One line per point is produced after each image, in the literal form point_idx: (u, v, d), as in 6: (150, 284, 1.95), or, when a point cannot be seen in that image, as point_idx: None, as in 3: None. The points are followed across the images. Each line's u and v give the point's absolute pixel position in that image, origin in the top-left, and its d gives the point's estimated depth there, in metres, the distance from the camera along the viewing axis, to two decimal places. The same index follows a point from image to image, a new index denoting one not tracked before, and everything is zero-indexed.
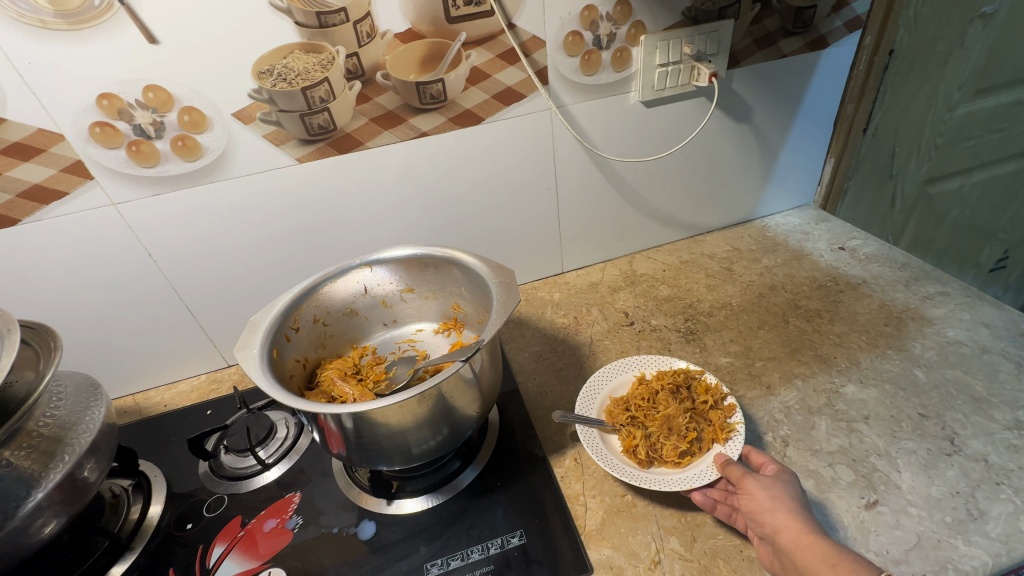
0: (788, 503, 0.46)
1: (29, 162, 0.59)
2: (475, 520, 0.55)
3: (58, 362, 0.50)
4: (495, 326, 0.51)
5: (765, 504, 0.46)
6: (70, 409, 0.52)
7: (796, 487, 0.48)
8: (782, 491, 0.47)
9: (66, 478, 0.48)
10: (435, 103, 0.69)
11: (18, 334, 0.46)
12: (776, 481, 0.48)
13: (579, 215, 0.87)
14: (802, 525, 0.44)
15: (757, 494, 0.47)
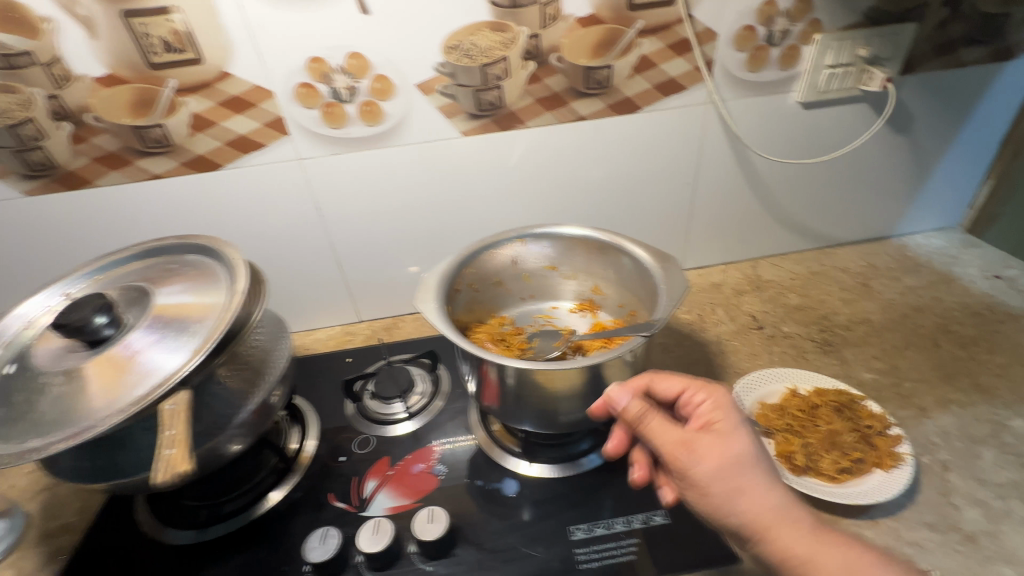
0: (763, 485, 0.41)
1: (241, 115, 0.66)
2: (616, 494, 0.56)
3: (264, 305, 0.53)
4: (668, 309, 0.52)
5: (705, 455, 0.43)
6: (269, 341, 0.57)
7: (754, 450, 0.43)
8: (730, 440, 0.43)
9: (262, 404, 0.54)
10: (599, 88, 0.70)
11: (247, 269, 0.52)
12: (724, 430, 0.44)
13: (712, 214, 0.86)
14: (752, 477, 0.41)
15: (682, 440, 0.44)
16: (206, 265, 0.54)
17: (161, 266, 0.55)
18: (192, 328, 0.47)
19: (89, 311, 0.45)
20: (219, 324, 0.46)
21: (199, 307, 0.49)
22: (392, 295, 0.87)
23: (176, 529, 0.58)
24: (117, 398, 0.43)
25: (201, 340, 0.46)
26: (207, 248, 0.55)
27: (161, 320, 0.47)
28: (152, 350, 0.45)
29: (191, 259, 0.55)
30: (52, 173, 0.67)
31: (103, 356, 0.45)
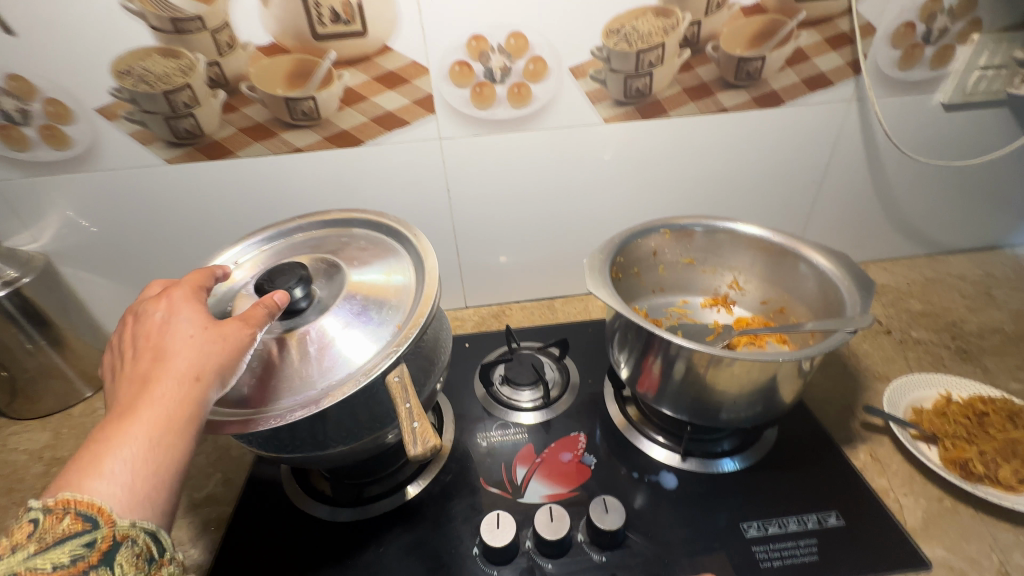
0: None
1: (393, 91, 0.65)
2: (782, 494, 0.55)
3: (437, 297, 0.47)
4: (859, 301, 0.51)
5: None
6: (443, 328, 0.54)
7: None
8: None
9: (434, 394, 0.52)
10: (748, 80, 0.69)
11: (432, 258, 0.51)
12: None
13: (832, 215, 0.85)
14: None
15: None
16: (381, 245, 0.54)
17: (334, 240, 0.55)
18: (389, 307, 0.48)
19: (288, 282, 0.45)
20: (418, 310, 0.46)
21: (386, 288, 0.49)
22: (502, 283, 0.86)
23: (318, 502, 0.58)
24: (327, 370, 0.44)
25: (399, 325, 0.46)
26: (377, 224, 0.56)
27: (353, 297, 0.47)
28: (351, 328, 0.46)
29: (359, 235, 0.56)
30: (197, 141, 0.66)
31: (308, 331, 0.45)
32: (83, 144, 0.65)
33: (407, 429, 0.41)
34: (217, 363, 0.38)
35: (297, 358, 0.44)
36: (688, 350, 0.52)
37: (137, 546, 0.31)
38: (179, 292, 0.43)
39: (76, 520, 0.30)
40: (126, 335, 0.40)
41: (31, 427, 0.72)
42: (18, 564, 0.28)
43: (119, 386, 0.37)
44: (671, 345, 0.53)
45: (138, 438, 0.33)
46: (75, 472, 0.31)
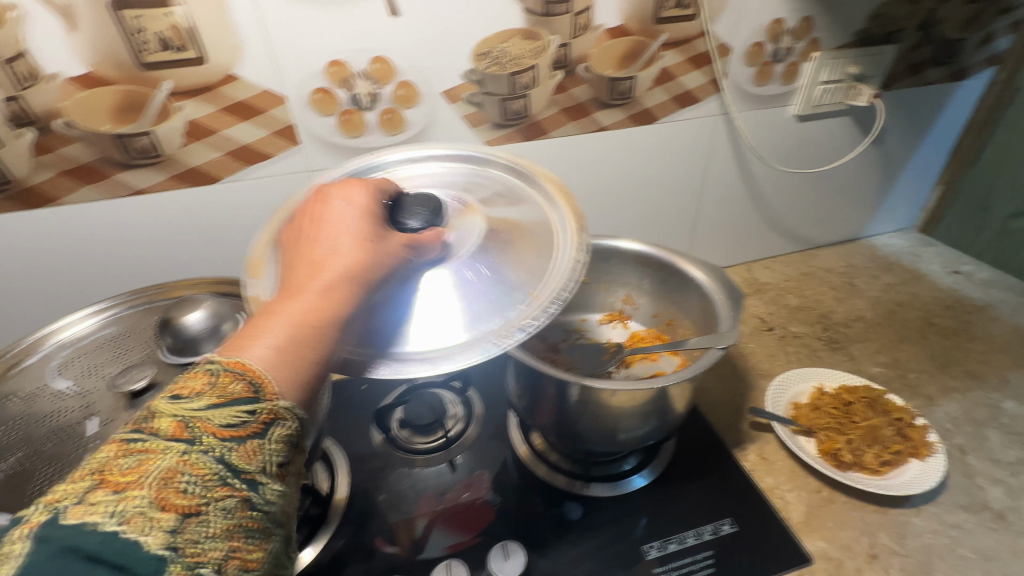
0: None
1: (247, 123, 0.59)
2: (680, 508, 0.56)
3: None
4: (734, 310, 0.54)
5: None
6: None
7: None
8: None
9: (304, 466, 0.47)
10: (621, 99, 0.71)
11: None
12: None
13: (714, 221, 0.90)
14: None
15: None
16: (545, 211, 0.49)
17: (504, 200, 0.50)
18: (483, 256, 0.45)
19: (417, 217, 0.43)
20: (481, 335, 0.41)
21: (536, 272, 0.44)
22: None
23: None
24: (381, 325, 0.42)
25: (533, 297, 0.42)
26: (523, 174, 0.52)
27: (485, 265, 0.44)
28: (458, 289, 0.43)
29: (528, 199, 0.50)
30: (7, 188, 0.56)
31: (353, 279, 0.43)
32: None
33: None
34: (379, 266, 0.39)
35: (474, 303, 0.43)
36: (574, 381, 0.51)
37: (288, 428, 0.32)
38: (360, 185, 0.44)
39: (249, 383, 0.31)
40: (309, 209, 0.43)
41: None
42: (192, 411, 0.29)
43: (294, 263, 0.39)
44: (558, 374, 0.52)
45: (277, 313, 0.35)
46: (241, 337, 0.33)
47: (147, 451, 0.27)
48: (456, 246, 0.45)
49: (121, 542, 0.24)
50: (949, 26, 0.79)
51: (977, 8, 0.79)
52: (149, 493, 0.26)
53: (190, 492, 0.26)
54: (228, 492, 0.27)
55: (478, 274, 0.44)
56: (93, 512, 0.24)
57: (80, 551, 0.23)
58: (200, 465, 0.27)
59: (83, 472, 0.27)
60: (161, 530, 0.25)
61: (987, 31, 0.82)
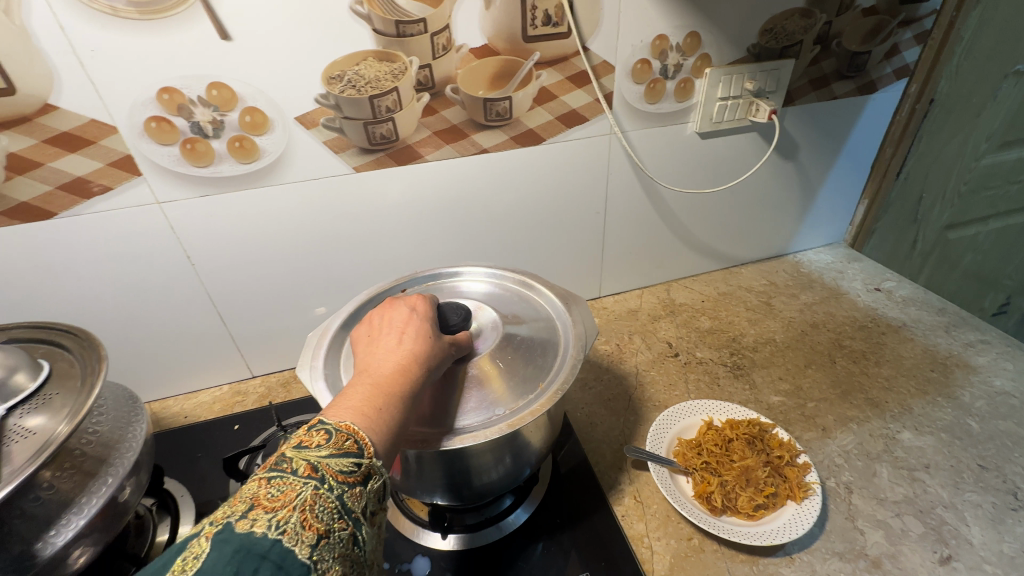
0: None
1: (76, 154, 0.55)
2: (538, 560, 0.52)
3: (104, 375, 0.46)
4: (534, 335, 0.53)
5: None
6: (122, 423, 0.50)
7: None
8: None
9: (73, 542, 0.42)
10: (500, 120, 0.67)
11: (107, 376, 0.46)
12: None
13: (623, 242, 0.86)
14: None
15: None
16: (547, 310, 0.56)
17: (522, 306, 0.56)
18: (539, 352, 0.51)
19: (454, 316, 0.50)
20: (519, 408, 0.46)
21: (542, 363, 0.50)
22: (289, 345, 0.78)
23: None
24: (512, 398, 0.47)
25: (541, 387, 0.48)
26: (528, 283, 0.59)
27: (506, 356, 0.50)
28: (506, 375, 0.49)
29: (543, 308, 0.56)
30: None
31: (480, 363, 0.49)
32: None
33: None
34: (442, 359, 0.45)
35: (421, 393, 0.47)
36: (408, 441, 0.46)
37: (379, 483, 0.35)
38: (422, 296, 0.51)
39: (356, 442, 0.35)
40: (371, 318, 0.49)
41: None
42: (317, 457, 0.33)
43: (370, 353, 0.44)
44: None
45: (366, 387, 0.40)
46: (330, 408, 0.38)
47: (289, 483, 0.32)
48: (492, 339, 0.51)
49: (277, 548, 0.28)
50: (849, 39, 0.77)
51: (877, 20, 0.76)
52: (295, 513, 0.30)
53: (323, 519, 0.31)
54: (345, 524, 0.32)
55: (505, 364, 0.49)
56: (254, 525, 0.29)
57: (252, 552, 0.28)
58: (329, 500, 0.32)
59: (240, 501, 0.31)
60: (306, 544, 0.29)
61: (891, 42, 0.80)
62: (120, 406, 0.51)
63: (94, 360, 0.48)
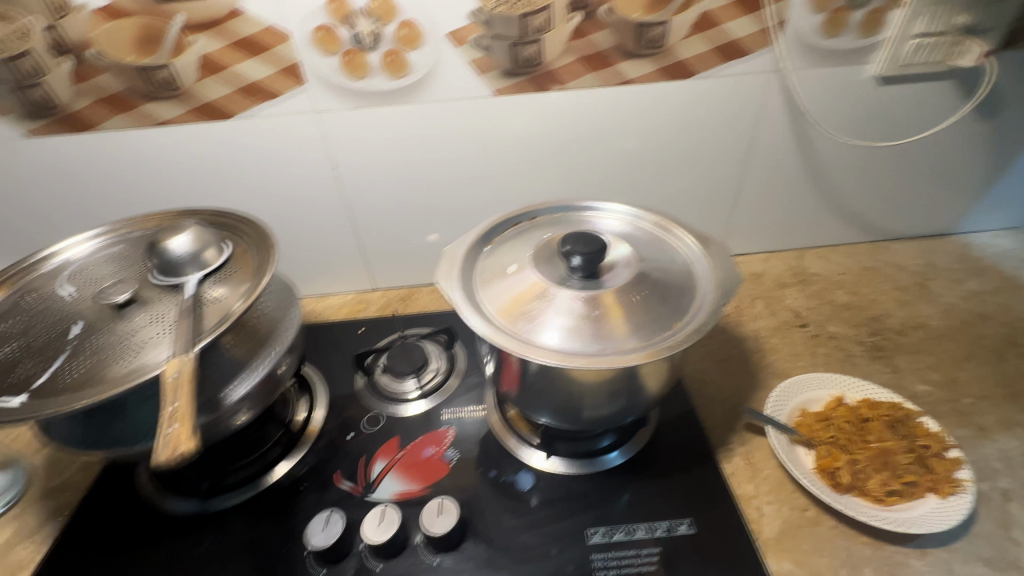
0: None
1: (254, 59, 0.60)
2: (640, 498, 0.52)
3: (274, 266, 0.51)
4: (670, 275, 0.51)
5: None
6: (282, 308, 0.55)
7: None
8: None
9: (247, 395, 0.50)
10: (651, 48, 0.63)
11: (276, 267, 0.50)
12: None
13: (760, 197, 0.79)
14: None
15: None
16: (683, 253, 0.53)
17: (656, 246, 0.54)
18: (675, 292, 0.49)
19: (592, 244, 0.49)
20: (654, 343, 0.45)
21: (678, 303, 0.49)
22: (409, 264, 0.83)
23: (178, 496, 0.55)
24: (646, 333, 0.47)
25: (677, 326, 0.47)
26: (666, 224, 0.56)
27: (641, 292, 0.49)
28: (640, 310, 0.48)
29: (679, 249, 0.54)
30: (55, 112, 0.62)
31: (616, 294, 0.48)
32: None
33: (164, 434, 0.36)
34: None
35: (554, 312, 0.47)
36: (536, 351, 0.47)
37: None
38: None
39: None
40: None
41: None
42: None
43: None
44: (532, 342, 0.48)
45: None
46: None
47: None
48: (627, 272, 0.50)
49: None
50: None
51: None
52: None
53: None
54: None
55: (642, 297, 0.48)
56: None
57: None
58: None
59: None
60: None
61: None
62: (282, 294, 0.57)
63: (262, 246, 0.54)
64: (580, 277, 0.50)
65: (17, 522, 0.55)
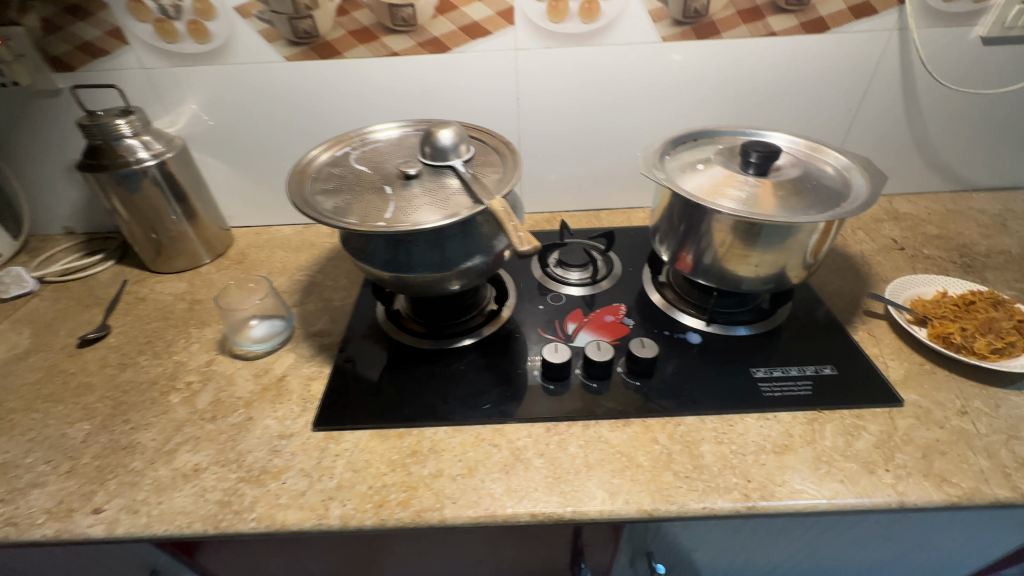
0: None
1: (480, 2, 0.75)
2: (789, 352, 0.67)
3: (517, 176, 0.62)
4: (829, 175, 0.64)
5: None
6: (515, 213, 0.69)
7: None
8: None
9: (506, 248, 0.64)
10: (797, 5, 0.77)
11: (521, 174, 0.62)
12: None
13: (864, 143, 0.92)
14: None
15: None
16: (835, 164, 0.67)
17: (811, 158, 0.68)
18: (837, 185, 0.63)
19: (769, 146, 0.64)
20: (829, 213, 0.59)
21: (840, 193, 0.62)
22: (555, 191, 0.98)
23: (409, 333, 0.73)
24: (819, 208, 0.61)
25: (845, 203, 0.60)
26: (817, 148, 0.69)
27: (809, 182, 0.63)
28: (811, 193, 0.62)
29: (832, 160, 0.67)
30: (314, 41, 0.78)
31: (790, 182, 0.63)
32: (222, 39, 0.77)
33: (514, 234, 0.52)
34: None
35: (734, 193, 0.64)
36: (709, 232, 0.65)
37: None
38: None
39: None
40: None
41: (170, 279, 0.89)
42: None
43: None
44: (702, 239, 0.67)
45: None
46: None
47: None
48: (794, 172, 0.64)
49: None
50: None
51: None
52: None
53: None
54: None
55: (810, 187, 0.63)
56: None
57: None
58: None
59: None
60: None
61: None
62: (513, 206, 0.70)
63: (501, 145, 0.69)
64: (755, 173, 0.65)
65: (296, 352, 0.72)
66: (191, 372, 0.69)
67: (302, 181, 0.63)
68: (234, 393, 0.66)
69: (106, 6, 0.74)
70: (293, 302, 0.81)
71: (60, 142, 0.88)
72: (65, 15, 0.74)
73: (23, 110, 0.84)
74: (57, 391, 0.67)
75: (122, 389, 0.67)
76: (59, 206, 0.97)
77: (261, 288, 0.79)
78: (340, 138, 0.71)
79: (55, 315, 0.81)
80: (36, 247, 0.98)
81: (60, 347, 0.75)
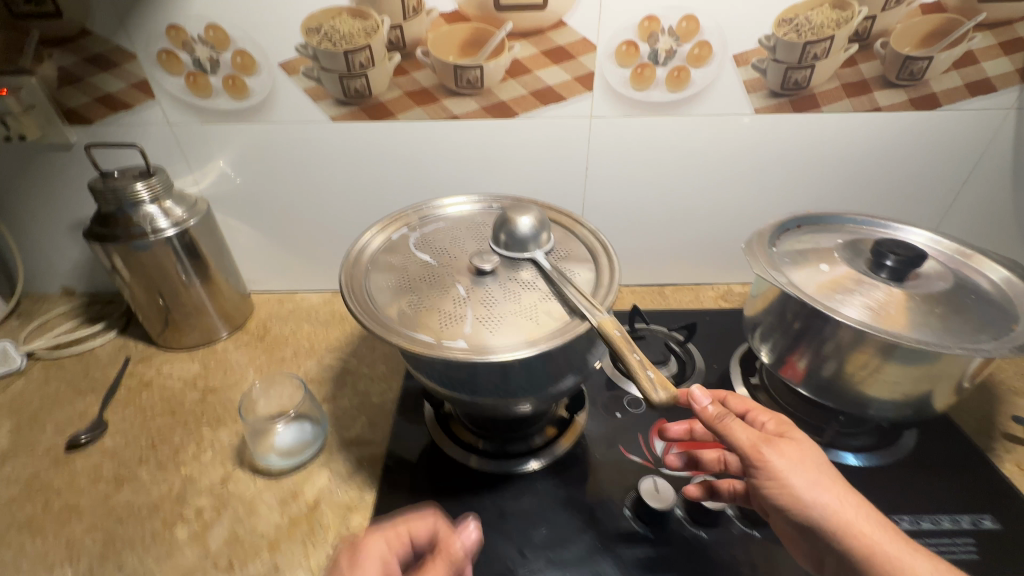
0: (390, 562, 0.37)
1: (557, 66, 0.66)
2: (934, 494, 0.55)
3: (615, 280, 0.51)
4: (984, 289, 0.55)
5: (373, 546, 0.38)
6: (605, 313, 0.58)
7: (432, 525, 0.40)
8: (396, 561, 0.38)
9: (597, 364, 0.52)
10: (909, 80, 0.68)
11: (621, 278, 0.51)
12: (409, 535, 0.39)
13: (963, 225, 0.83)
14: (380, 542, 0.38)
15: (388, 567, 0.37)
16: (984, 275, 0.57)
17: (954, 265, 0.58)
18: (997, 304, 0.53)
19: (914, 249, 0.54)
20: (1002, 341, 0.48)
21: (1003, 314, 0.52)
22: None
23: (453, 441, 0.62)
24: (986, 333, 0.50)
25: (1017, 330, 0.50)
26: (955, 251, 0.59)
27: (964, 298, 0.53)
28: (970, 313, 0.52)
29: (980, 271, 0.57)
30: (364, 101, 0.69)
31: (942, 296, 0.53)
32: (260, 95, 0.68)
33: (645, 378, 0.41)
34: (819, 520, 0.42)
35: (866, 300, 0.54)
36: (838, 345, 0.54)
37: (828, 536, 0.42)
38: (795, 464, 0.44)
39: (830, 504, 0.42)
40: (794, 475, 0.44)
41: (180, 357, 0.77)
42: None
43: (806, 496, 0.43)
44: (823, 351, 0.56)
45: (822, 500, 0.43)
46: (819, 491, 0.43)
47: None
48: (942, 283, 0.54)
49: None
50: None
51: None
52: None
53: None
54: None
55: (965, 304, 0.52)
56: None
57: None
58: None
59: None
60: None
61: None
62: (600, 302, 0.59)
63: (584, 231, 0.59)
64: (892, 280, 0.55)
65: (330, 468, 0.59)
66: (202, 494, 0.57)
67: (359, 272, 0.53)
68: (256, 527, 0.53)
69: (134, 57, 0.64)
70: (325, 396, 0.69)
71: (66, 199, 0.77)
72: (85, 64, 0.65)
73: (27, 164, 0.74)
74: (36, 517, 0.55)
75: (118, 516, 0.55)
76: (58, 265, 0.86)
77: (295, 388, 0.67)
78: (400, 215, 0.61)
79: (43, 404, 0.69)
80: (27, 309, 0.87)
81: (45, 450, 0.62)
